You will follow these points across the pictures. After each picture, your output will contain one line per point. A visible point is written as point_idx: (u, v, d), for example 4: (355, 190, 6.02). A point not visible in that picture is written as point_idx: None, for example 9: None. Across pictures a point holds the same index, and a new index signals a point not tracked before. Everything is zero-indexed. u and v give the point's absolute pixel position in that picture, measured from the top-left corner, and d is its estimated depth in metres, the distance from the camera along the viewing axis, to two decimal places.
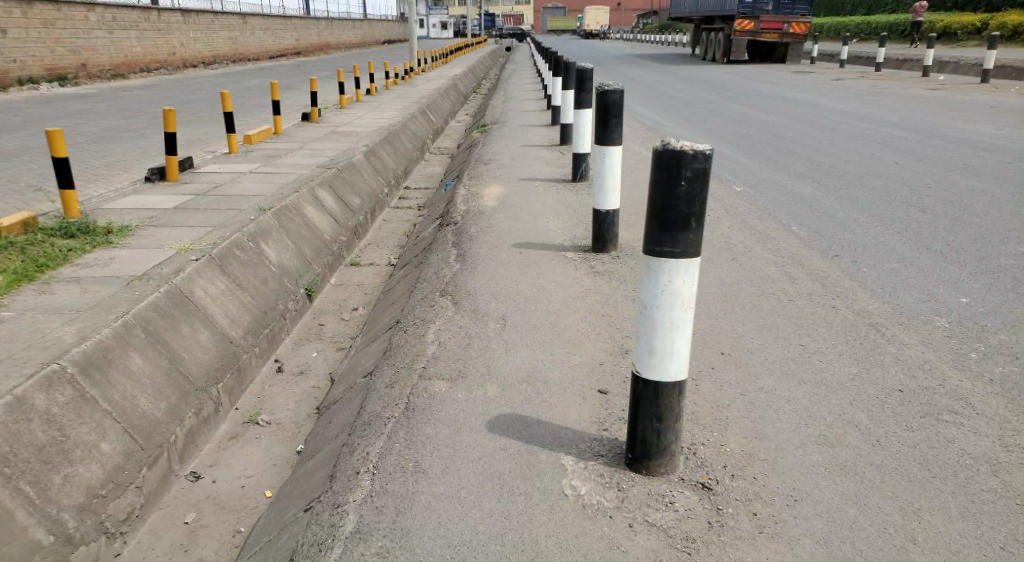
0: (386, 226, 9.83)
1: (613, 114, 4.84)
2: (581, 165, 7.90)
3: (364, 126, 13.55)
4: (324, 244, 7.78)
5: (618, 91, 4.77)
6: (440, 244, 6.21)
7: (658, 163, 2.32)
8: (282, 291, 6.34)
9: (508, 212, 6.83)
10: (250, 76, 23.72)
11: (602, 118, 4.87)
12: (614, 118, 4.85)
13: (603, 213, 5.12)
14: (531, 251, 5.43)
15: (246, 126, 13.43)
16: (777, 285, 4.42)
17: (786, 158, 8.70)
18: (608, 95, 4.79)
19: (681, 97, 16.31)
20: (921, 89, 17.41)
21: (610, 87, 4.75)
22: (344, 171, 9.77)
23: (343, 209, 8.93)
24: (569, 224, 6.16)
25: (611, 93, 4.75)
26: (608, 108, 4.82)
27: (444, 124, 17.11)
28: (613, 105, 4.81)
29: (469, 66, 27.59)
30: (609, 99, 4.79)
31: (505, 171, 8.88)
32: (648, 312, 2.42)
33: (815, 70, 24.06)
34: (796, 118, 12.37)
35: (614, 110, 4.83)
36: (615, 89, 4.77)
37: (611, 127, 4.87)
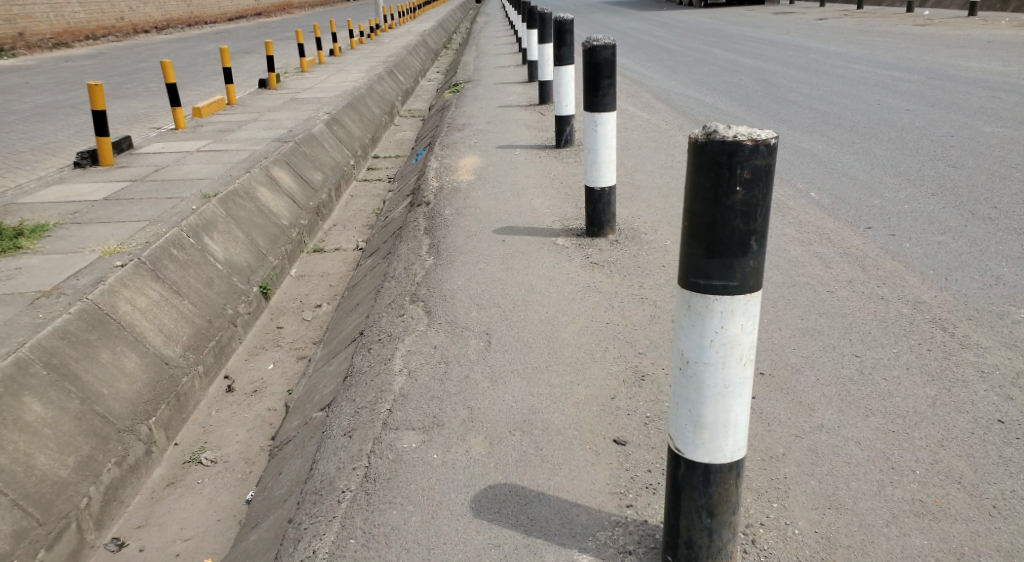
0: (352, 203, 9.04)
1: (604, 75, 4.08)
2: (564, 128, 7.10)
3: (324, 91, 12.58)
4: (282, 231, 6.99)
5: (610, 46, 4.03)
6: (409, 232, 5.45)
7: (699, 159, 1.60)
8: (231, 293, 5.55)
9: (486, 188, 6.07)
10: (205, 40, 22.44)
11: (592, 80, 4.10)
12: (607, 79, 4.09)
13: (597, 191, 4.38)
14: (515, 239, 4.69)
15: (197, 97, 12.43)
16: (809, 269, 3.74)
17: (787, 109, 7.95)
18: (598, 52, 4.03)
19: (662, 45, 15.46)
20: (913, 23, 16.74)
21: (604, 42, 4.00)
22: (303, 146, 8.91)
23: (303, 188, 8.10)
24: (556, 202, 5.42)
25: (603, 48, 4.00)
26: (598, 67, 4.05)
27: (412, 83, 16.11)
28: (606, 63, 4.04)
29: (437, 20, 26.44)
30: (600, 56, 4.03)
31: (479, 137, 8.08)
32: (692, 369, 1.70)
33: (799, 8, 23.34)
34: (789, 62, 11.58)
35: (606, 70, 4.07)
36: (608, 44, 4.02)
37: (603, 90, 4.14)
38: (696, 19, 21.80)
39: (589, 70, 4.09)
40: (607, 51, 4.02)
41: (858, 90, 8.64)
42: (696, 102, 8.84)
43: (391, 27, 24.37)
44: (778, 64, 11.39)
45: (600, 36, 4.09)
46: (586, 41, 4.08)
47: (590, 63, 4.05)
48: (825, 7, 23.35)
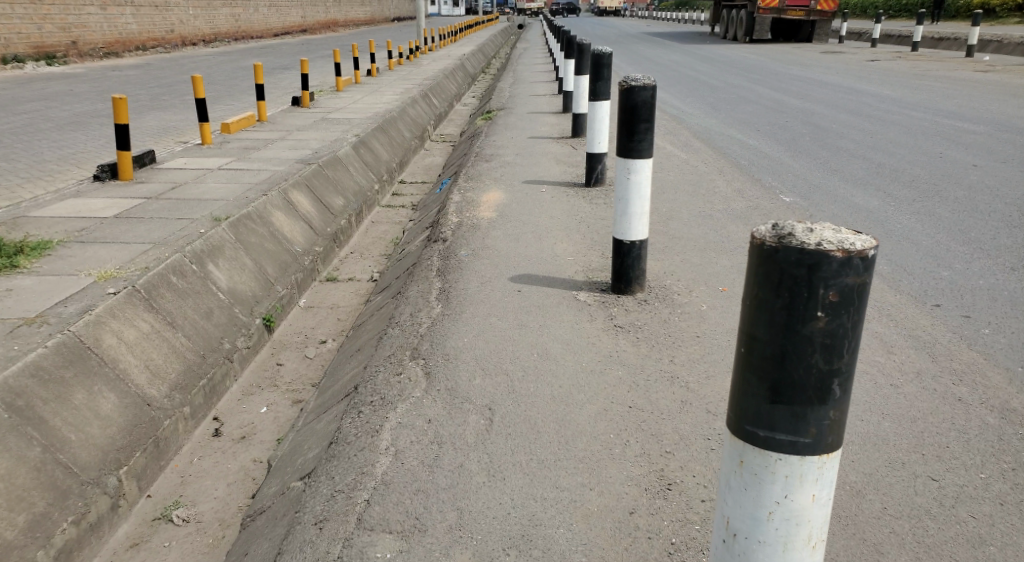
0: (374, 230, 8.71)
1: (641, 118, 3.67)
2: (596, 166, 6.68)
3: (356, 112, 12.32)
4: (294, 258, 6.64)
5: (650, 86, 3.65)
6: (423, 272, 5.05)
7: (765, 269, 1.19)
8: (231, 325, 5.16)
9: (508, 226, 5.66)
10: (246, 55, 22.43)
11: (628, 122, 3.69)
12: (644, 123, 3.69)
13: (627, 245, 3.93)
14: (533, 290, 4.26)
15: (228, 112, 12.23)
16: (864, 355, 3.26)
17: (838, 157, 7.47)
18: (637, 92, 3.64)
19: (703, 81, 15.05)
20: (968, 71, 16.18)
21: (644, 82, 3.63)
22: (326, 169, 8.60)
23: (322, 213, 7.77)
24: (582, 249, 4.99)
25: (642, 88, 3.62)
26: (636, 108, 3.66)
27: (447, 108, 15.85)
28: (644, 104, 3.65)
29: (479, 46, 26.34)
30: (638, 96, 3.64)
31: (508, 171, 7.71)
32: (744, 542, 1.31)
33: (846, 50, 22.87)
34: (836, 106, 11.09)
35: (644, 112, 3.67)
36: (647, 84, 3.64)
37: (639, 134, 3.73)
38: (740, 55, 21.39)
39: (626, 111, 3.68)
40: (648, 91, 3.64)
41: (914, 140, 8.15)
42: (739, 144, 8.38)
43: (432, 50, 24.25)
44: (826, 108, 10.92)
45: (639, 75, 3.72)
46: (622, 80, 3.70)
47: (627, 103, 3.66)
48: (875, 49, 22.86)
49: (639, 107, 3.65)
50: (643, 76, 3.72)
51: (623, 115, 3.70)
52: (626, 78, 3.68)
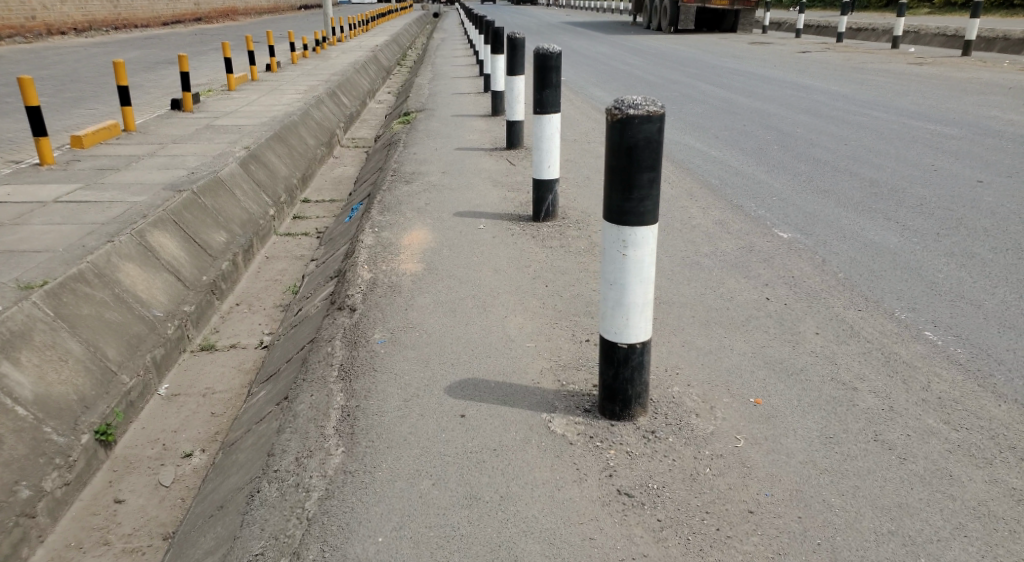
0: (269, 267, 7.17)
1: (642, 163, 2.46)
2: (545, 196, 5.36)
3: (249, 117, 10.60)
4: (150, 327, 5.04)
5: (656, 118, 2.44)
6: (320, 366, 3.61)
7: None
8: (33, 457, 3.67)
9: (440, 286, 4.27)
10: (128, 47, 20.12)
11: (625, 171, 2.47)
12: (647, 172, 2.47)
13: (622, 351, 2.66)
14: (483, 410, 2.89)
15: (91, 120, 10.34)
16: (1015, 547, 2.08)
17: (818, 172, 6.43)
18: (636, 127, 2.44)
19: (639, 77, 13.96)
20: (903, 64, 15.65)
21: (647, 110, 2.43)
22: (204, 197, 6.96)
23: (195, 257, 6.16)
24: (542, 325, 3.65)
25: (644, 119, 2.42)
26: (635, 151, 2.45)
27: (360, 108, 14.22)
28: (647, 144, 2.45)
29: (393, 37, 24.74)
30: (638, 132, 2.43)
31: (433, 198, 6.31)
32: None
33: (771, 40, 22.35)
34: (791, 106, 10.12)
35: (647, 156, 2.46)
36: (653, 114, 2.43)
37: (641, 188, 2.48)
38: (668, 47, 20.48)
39: (620, 154, 2.47)
40: (652, 125, 2.44)
41: (896, 149, 7.18)
42: (700, 156, 7.24)
43: (340, 42, 22.44)
44: (780, 108, 9.97)
45: (637, 99, 2.51)
46: (612, 106, 2.50)
47: (622, 144, 2.46)
48: (800, 40, 22.40)
49: (637, 148, 2.45)
50: (644, 99, 2.51)
51: (614, 159, 2.50)
52: (617, 104, 2.49)
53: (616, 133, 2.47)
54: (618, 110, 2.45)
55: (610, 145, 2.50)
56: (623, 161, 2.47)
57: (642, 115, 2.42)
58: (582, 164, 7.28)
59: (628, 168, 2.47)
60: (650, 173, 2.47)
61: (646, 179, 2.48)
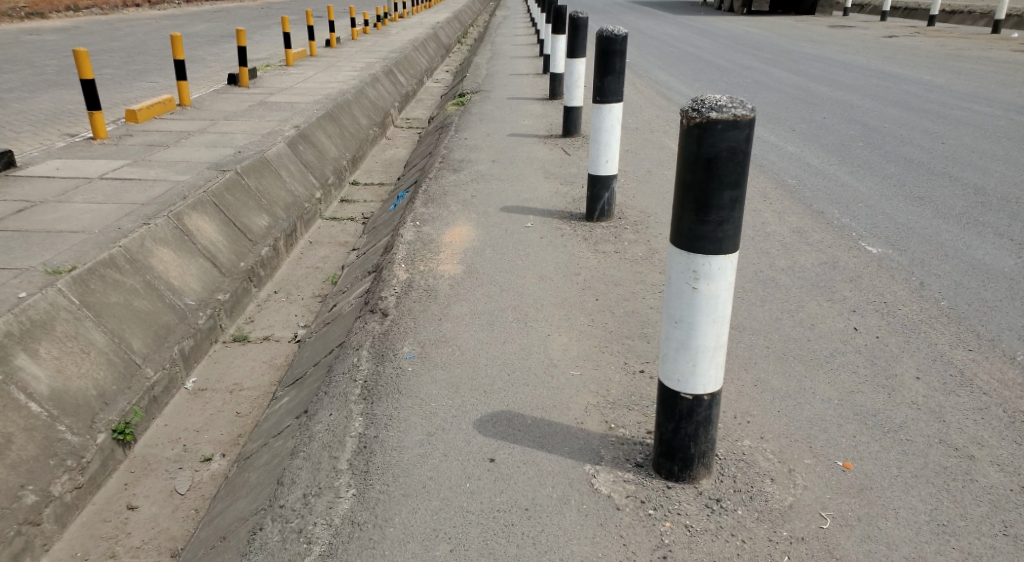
0: (313, 253, 6.88)
1: (724, 179, 2.01)
2: (601, 194, 4.89)
3: (303, 94, 10.34)
4: (181, 317, 4.76)
5: (744, 123, 1.98)
6: (343, 379, 3.24)
7: None
8: (43, 458, 3.39)
9: (482, 293, 3.88)
10: (195, 19, 20.18)
11: (700, 188, 2.02)
12: (729, 190, 2.01)
13: (685, 402, 2.22)
14: (516, 455, 2.48)
15: (146, 92, 10.21)
16: None
17: (910, 175, 5.82)
18: (718, 135, 1.98)
19: (710, 61, 13.28)
20: (999, 52, 14.60)
21: (734, 113, 1.98)
22: (247, 177, 6.68)
23: (234, 242, 5.88)
24: (591, 348, 3.23)
25: (729, 125, 1.97)
26: (715, 164, 2.00)
27: (417, 86, 13.89)
28: (730, 156, 1.99)
29: (456, 14, 24.36)
30: (720, 140, 1.98)
31: (483, 189, 5.92)
32: None
33: (852, 24, 21.25)
34: (878, 98, 9.39)
35: (730, 170, 2.00)
36: (739, 119, 1.98)
37: (721, 209, 2.02)
38: (743, 29, 19.56)
39: (696, 168, 2.02)
40: (739, 133, 1.98)
41: (1000, 151, 6.50)
42: (777, 152, 6.67)
43: (403, 18, 22.15)
44: (864, 100, 9.27)
45: (719, 98, 2.06)
46: (688, 106, 2.05)
47: (699, 155, 2.01)
48: (885, 24, 21.22)
49: (718, 160, 2.00)
50: (727, 99, 2.06)
51: (687, 173, 2.05)
52: (694, 104, 2.04)
53: (692, 141, 2.01)
54: (696, 113, 1.99)
55: (684, 155, 2.05)
56: (699, 176, 2.02)
57: (726, 120, 1.97)
58: (646, 156, 6.78)
59: (706, 185, 2.02)
60: (732, 192, 2.02)
61: (727, 199, 2.02)
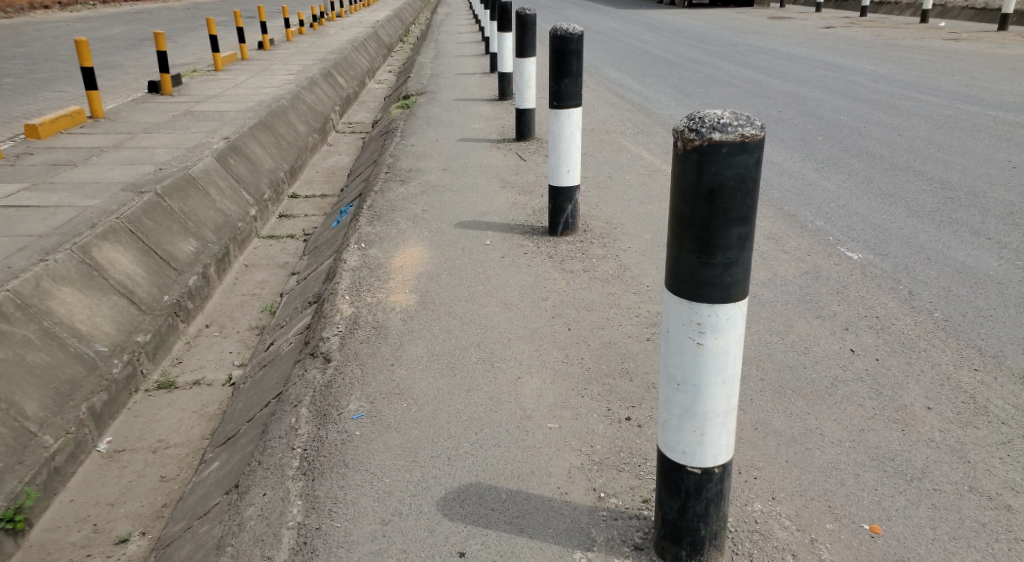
0: (247, 277, 6.35)
1: (730, 214, 1.64)
2: (564, 206, 4.49)
3: (233, 102, 9.72)
4: (89, 367, 4.20)
5: (753, 145, 1.62)
6: (278, 447, 2.78)
7: None
8: None
9: (437, 328, 3.45)
10: (119, 23, 19.23)
11: (702, 224, 1.65)
12: (737, 226, 1.65)
13: (692, 476, 1.85)
14: (493, 545, 2.08)
15: (60, 105, 9.48)
16: None
17: (875, 171, 5.59)
18: (723, 160, 1.61)
19: (654, 56, 13.04)
20: (936, 39, 14.71)
21: (741, 133, 1.61)
22: (168, 199, 6.08)
23: (154, 272, 5.30)
24: (566, 392, 2.83)
25: (737, 149, 1.60)
26: (719, 195, 1.63)
27: (357, 88, 13.32)
28: (737, 186, 1.63)
29: (394, 12, 23.75)
30: (725, 167, 1.62)
31: (430, 203, 5.47)
32: None
33: (789, 15, 21.35)
34: (826, 89, 9.23)
35: (737, 203, 1.64)
36: (748, 140, 1.61)
37: (728, 248, 1.66)
38: (682, 22, 19.46)
39: (696, 201, 1.64)
40: (747, 157, 1.62)
41: (959, 142, 6.33)
42: None
43: (338, 17, 21.48)
44: (814, 92, 9.10)
45: (718, 112, 1.68)
46: (683, 125, 1.67)
47: (699, 185, 1.64)
48: (820, 15, 21.39)
49: (723, 190, 1.63)
50: (728, 113, 1.69)
51: (684, 207, 1.67)
52: (690, 122, 1.66)
53: (690, 168, 1.64)
54: (694, 135, 1.62)
55: (679, 184, 1.67)
56: (701, 212, 1.65)
57: (732, 142, 1.60)
58: (600, 159, 6.43)
59: (709, 221, 1.65)
60: (740, 227, 1.66)
61: (735, 236, 1.66)
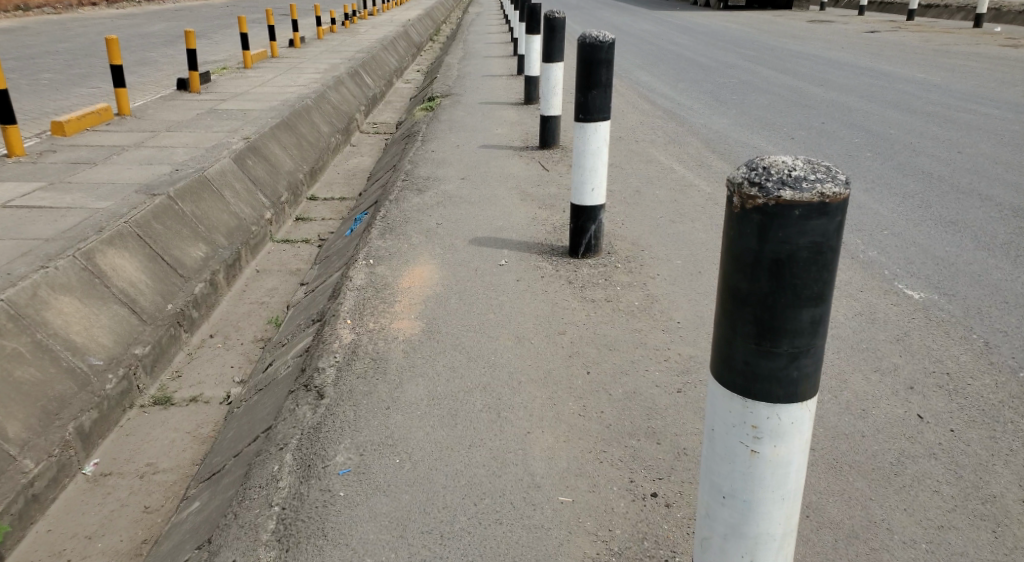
0: (258, 285, 6.06)
1: (801, 292, 1.27)
2: (587, 226, 4.10)
3: (256, 100, 9.47)
4: (82, 383, 3.91)
5: (835, 205, 1.24)
6: (250, 502, 2.42)
7: None
8: None
9: (442, 365, 3.09)
10: (154, 18, 19.16)
11: (763, 304, 1.28)
12: (808, 308, 1.28)
13: None
14: None
15: (83, 100, 9.30)
16: None
17: (935, 193, 5.12)
18: (792, 223, 1.24)
19: (691, 59, 12.58)
20: (990, 45, 14.06)
21: (820, 190, 1.23)
22: (181, 202, 5.81)
23: (159, 279, 5.01)
24: (583, 455, 2.46)
25: (814, 212, 1.23)
26: (787, 269, 1.26)
27: (384, 87, 13.05)
28: (812, 257, 1.25)
29: (428, 10, 23.51)
30: (798, 233, 1.24)
31: (449, 215, 5.12)
32: None
33: (833, 17, 20.74)
34: (874, 99, 8.73)
35: (810, 279, 1.26)
36: (830, 198, 1.23)
37: (794, 333, 1.29)
38: (721, 23, 18.93)
39: (757, 274, 1.27)
40: (828, 222, 1.24)
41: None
42: None
43: (372, 15, 21.27)
44: (862, 101, 8.60)
45: (787, 160, 1.32)
46: (741, 175, 1.30)
47: (762, 254, 1.26)
48: (866, 18, 20.75)
49: (794, 262, 1.25)
50: (799, 161, 1.32)
51: (740, 280, 1.30)
52: (751, 172, 1.29)
53: (751, 231, 1.27)
54: (758, 191, 1.25)
55: (734, 250, 1.30)
56: (763, 287, 1.27)
57: (809, 202, 1.23)
58: (633, 171, 6.02)
59: (774, 300, 1.27)
60: (813, 309, 1.28)
61: (805, 319, 1.29)
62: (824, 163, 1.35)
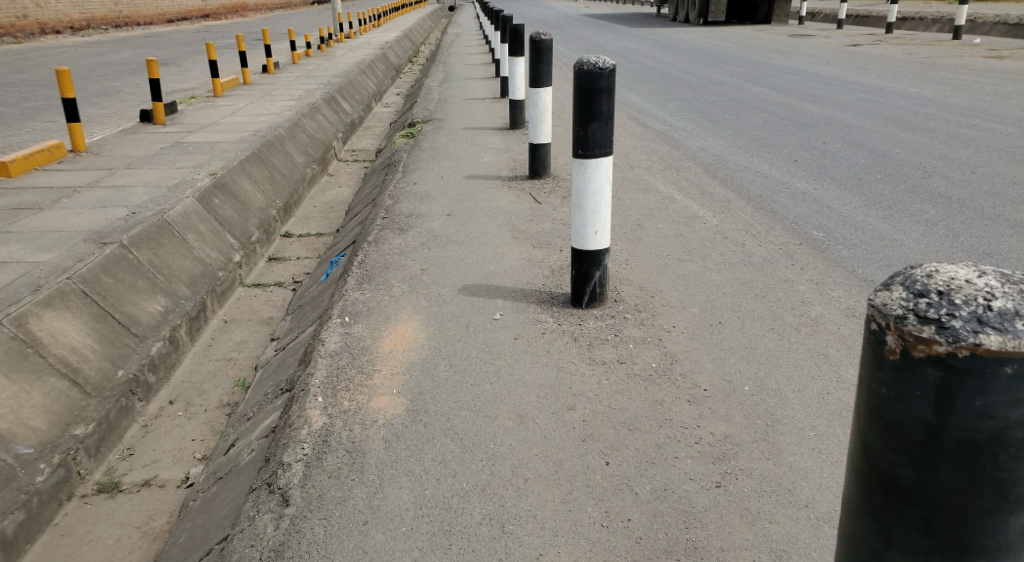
0: (224, 338, 5.53)
1: (1005, 487, 1.05)
2: (592, 273, 3.61)
3: (225, 131, 8.96)
4: (4, 480, 3.43)
5: None
6: None
7: None
8: None
9: (431, 460, 2.57)
10: (124, 46, 18.59)
11: (953, 501, 1.06)
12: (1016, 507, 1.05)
13: None
14: None
15: (41, 137, 8.76)
16: None
17: (960, 221, 4.69)
18: (990, 389, 1.01)
19: (676, 77, 12.21)
20: (975, 57, 13.81)
21: None
22: (137, 250, 5.27)
23: (108, 341, 4.47)
24: None
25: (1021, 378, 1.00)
26: (986, 457, 1.04)
27: (362, 112, 12.57)
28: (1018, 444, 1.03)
29: (405, 32, 23.10)
30: (1006, 407, 1.01)
31: (432, 259, 4.63)
32: None
33: (811, 31, 20.55)
34: (872, 115, 8.36)
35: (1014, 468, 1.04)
36: None
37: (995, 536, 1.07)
38: (701, 40, 18.66)
39: (938, 460, 1.06)
40: None
41: None
42: (786, 195, 5.53)
43: (348, 38, 20.83)
44: (860, 118, 8.22)
45: (970, 277, 1.10)
46: (901, 305, 1.07)
47: (946, 435, 1.04)
48: (844, 31, 20.59)
49: (993, 440, 1.03)
50: (988, 279, 1.10)
51: (907, 464, 1.09)
52: (921, 302, 1.07)
53: (926, 392, 1.05)
54: (940, 336, 1.02)
55: (894, 411, 1.09)
56: (936, 461, 1.06)
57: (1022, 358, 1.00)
58: (629, 202, 5.57)
59: (945, 473, 1.06)
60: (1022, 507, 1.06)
61: (1015, 523, 1.06)
62: (1013, 274, 1.13)
